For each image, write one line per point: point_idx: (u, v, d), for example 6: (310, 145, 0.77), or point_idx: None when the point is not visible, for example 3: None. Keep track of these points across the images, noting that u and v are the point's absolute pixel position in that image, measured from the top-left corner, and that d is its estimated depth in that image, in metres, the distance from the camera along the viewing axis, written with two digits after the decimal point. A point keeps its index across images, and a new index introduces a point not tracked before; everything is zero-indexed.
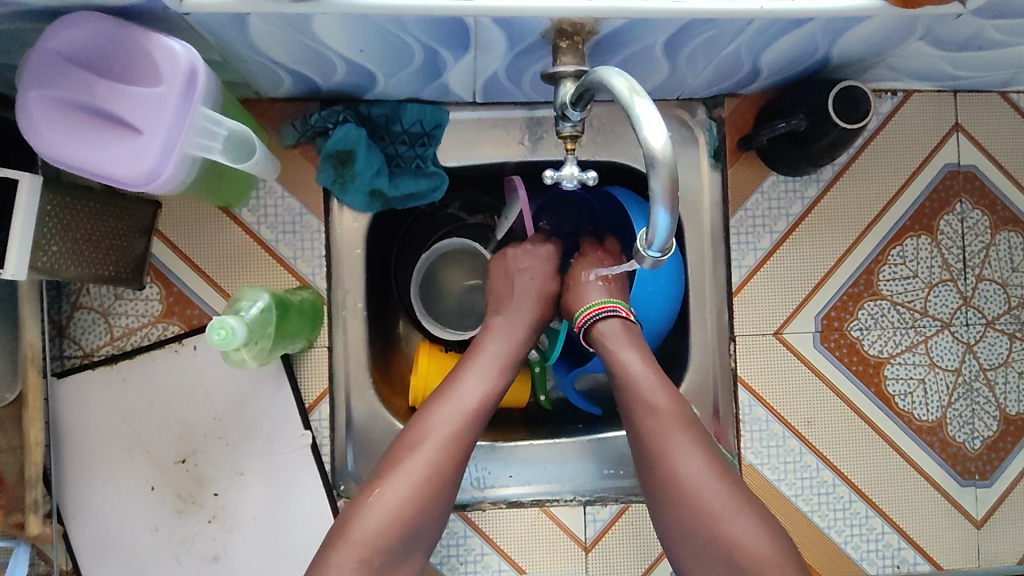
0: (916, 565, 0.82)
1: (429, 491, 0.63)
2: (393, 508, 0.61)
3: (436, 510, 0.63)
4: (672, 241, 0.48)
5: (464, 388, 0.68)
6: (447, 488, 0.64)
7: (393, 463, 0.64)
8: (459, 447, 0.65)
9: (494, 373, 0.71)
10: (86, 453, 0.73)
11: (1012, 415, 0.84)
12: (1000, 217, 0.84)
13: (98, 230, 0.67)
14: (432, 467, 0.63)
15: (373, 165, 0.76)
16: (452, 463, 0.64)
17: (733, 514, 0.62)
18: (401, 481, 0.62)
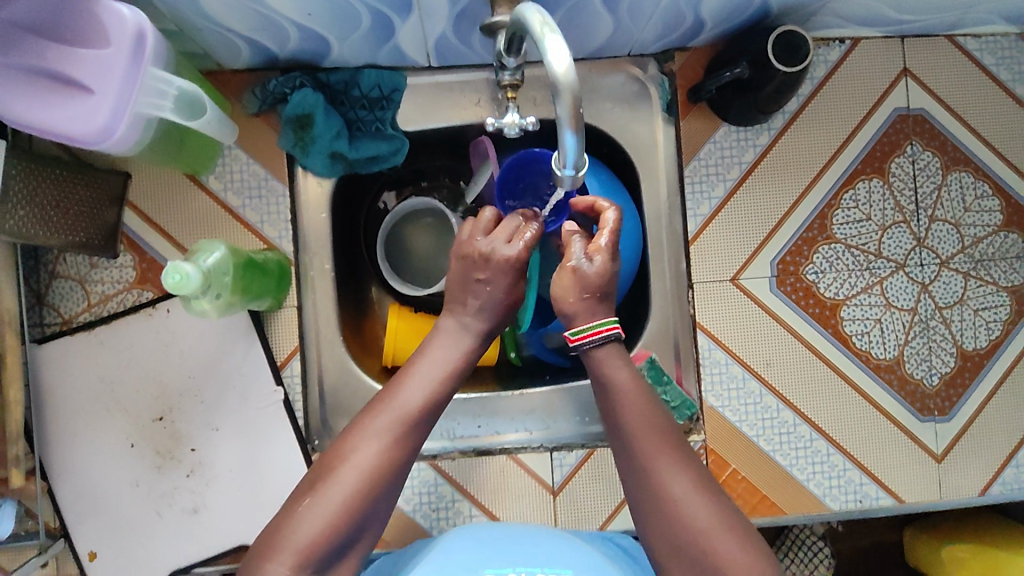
0: (878, 500, 0.85)
1: (375, 491, 0.57)
2: (337, 508, 0.55)
3: (384, 503, 0.58)
4: (585, 157, 0.51)
5: (420, 372, 0.63)
6: (395, 486, 0.58)
7: (337, 460, 0.57)
8: (410, 443, 0.59)
9: (452, 362, 0.65)
10: (70, 413, 0.77)
11: (969, 351, 0.86)
12: (950, 158, 0.86)
13: (66, 198, 0.70)
14: (382, 465, 0.57)
15: (332, 129, 0.79)
16: (404, 462, 0.58)
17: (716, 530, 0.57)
18: (346, 480, 0.56)
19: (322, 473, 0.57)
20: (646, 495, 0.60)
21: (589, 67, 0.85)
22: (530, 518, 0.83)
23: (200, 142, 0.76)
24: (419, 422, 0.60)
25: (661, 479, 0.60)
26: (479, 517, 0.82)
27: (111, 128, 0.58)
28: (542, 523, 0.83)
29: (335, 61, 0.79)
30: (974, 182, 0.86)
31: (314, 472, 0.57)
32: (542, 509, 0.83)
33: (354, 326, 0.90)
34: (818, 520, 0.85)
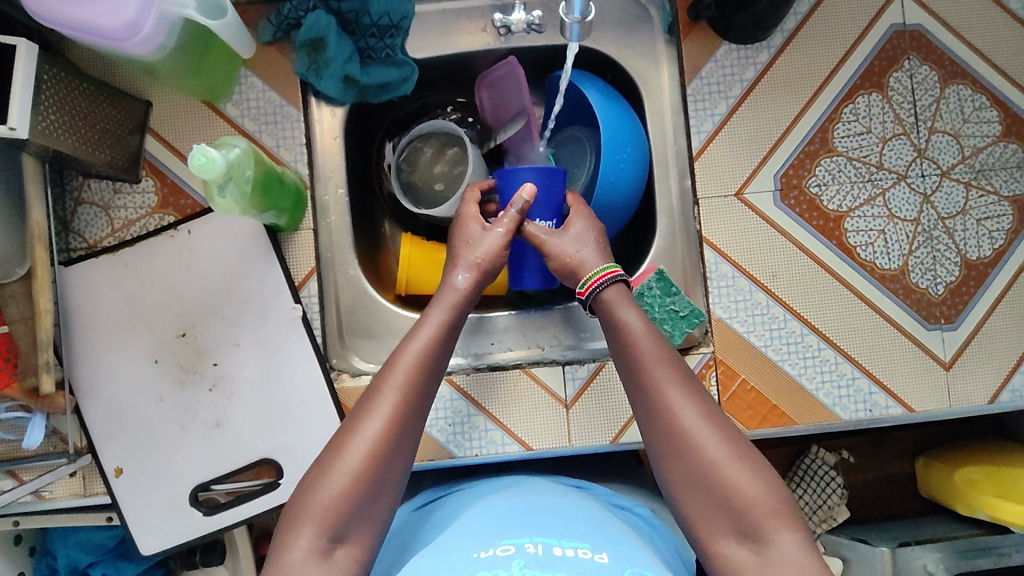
0: (888, 408, 0.86)
1: (388, 455, 0.61)
2: (354, 473, 0.59)
3: (404, 455, 0.62)
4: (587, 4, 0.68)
5: (425, 331, 0.67)
6: (406, 445, 0.62)
7: (349, 431, 0.62)
8: (412, 406, 0.63)
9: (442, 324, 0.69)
10: (94, 331, 0.79)
11: (973, 260, 0.87)
12: (948, 71, 0.87)
13: (90, 113, 0.73)
14: (389, 429, 0.61)
15: (345, 52, 0.81)
16: (408, 422, 0.63)
17: (731, 460, 0.61)
18: (358, 448, 0.60)
19: (335, 446, 0.61)
20: (665, 434, 0.63)
21: None
22: (543, 432, 0.85)
23: (221, 55, 0.78)
24: (418, 383, 0.64)
25: (673, 413, 0.63)
26: (494, 431, 0.84)
27: (139, 25, 0.61)
28: (555, 436, 0.85)
29: None
30: (972, 95, 0.87)
31: (329, 445, 0.62)
32: (555, 423, 0.85)
33: (370, 255, 0.93)
34: (828, 430, 0.87)
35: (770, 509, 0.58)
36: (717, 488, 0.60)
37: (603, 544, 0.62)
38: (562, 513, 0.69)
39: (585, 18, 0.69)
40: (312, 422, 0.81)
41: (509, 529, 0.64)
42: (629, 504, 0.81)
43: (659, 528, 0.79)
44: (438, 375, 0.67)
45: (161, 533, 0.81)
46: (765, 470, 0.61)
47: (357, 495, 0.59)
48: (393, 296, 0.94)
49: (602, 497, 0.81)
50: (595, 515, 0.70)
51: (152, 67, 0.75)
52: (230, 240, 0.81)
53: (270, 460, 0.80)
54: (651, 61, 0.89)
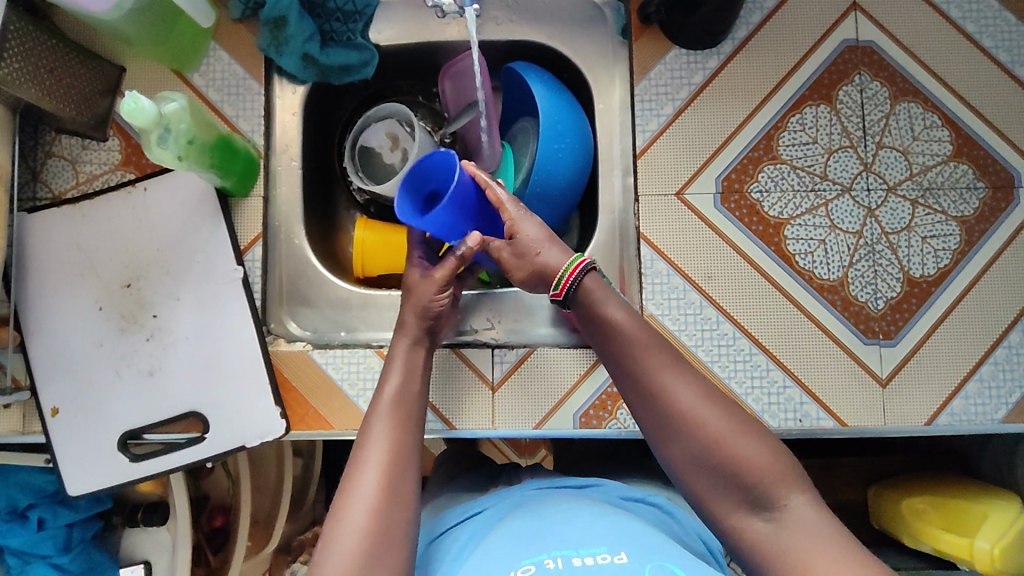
0: (819, 420, 0.85)
1: (392, 501, 0.61)
2: (365, 518, 0.59)
3: (410, 490, 0.62)
4: None
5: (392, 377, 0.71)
6: (408, 480, 0.63)
7: (349, 484, 0.62)
8: (400, 445, 0.65)
9: (411, 376, 0.72)
10: (46, 276, 0.84)
11: (916, 278, 0.86)
12: (899, 88, 0.87)
13: (57, 67, 0.78)
14: (384, 470, 0.62)
15: (305, 31, 0.85)
16: (399, 457, 0.63)
17: (733, 435, 0.61)
18: (363, 495, 0.60)
19: (338, 508, 0.60)
20: (665, 423, 0.63)
21: None
22: (469, 412, 0.86)
23: (188, 27, 0.83)
24: (396, 425, 0.66)
25: (671, 397, 0.63)
26: (419, 406, 0.85)
27: None
28: (480, 417, 0.85)
29: None
30: (923, 113, 0.87)
31: (334, 506, 0.61)
32: (480, 405, 0.86)
33: (323, 231, 0.96)
34: None
35: (782, 478, 0.59)
36: (733, 470, 0.60)
37: (620, 543, 0.61)
38: (574, 513, 0.68)
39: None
40: (243, 380, 0.84)
41: (524, 538, 0.63)
42: (642, 495, 0.78)
43: (680, 515, 0.77)
44: (415, 414, 0.69)
45: (88, 475, 0.84)
46: (771, 445, 0.61)
47: (375, 546, 0.58)
48: (354, 279, 0.97)
49: (614, 493, 0.78)
50: (601, 510, 0.68)
51: (126, 34, 0.80)
52: (183, 200, 0.85)
53: (197, 413, 0.84)
54: (604, 60, 0.91)
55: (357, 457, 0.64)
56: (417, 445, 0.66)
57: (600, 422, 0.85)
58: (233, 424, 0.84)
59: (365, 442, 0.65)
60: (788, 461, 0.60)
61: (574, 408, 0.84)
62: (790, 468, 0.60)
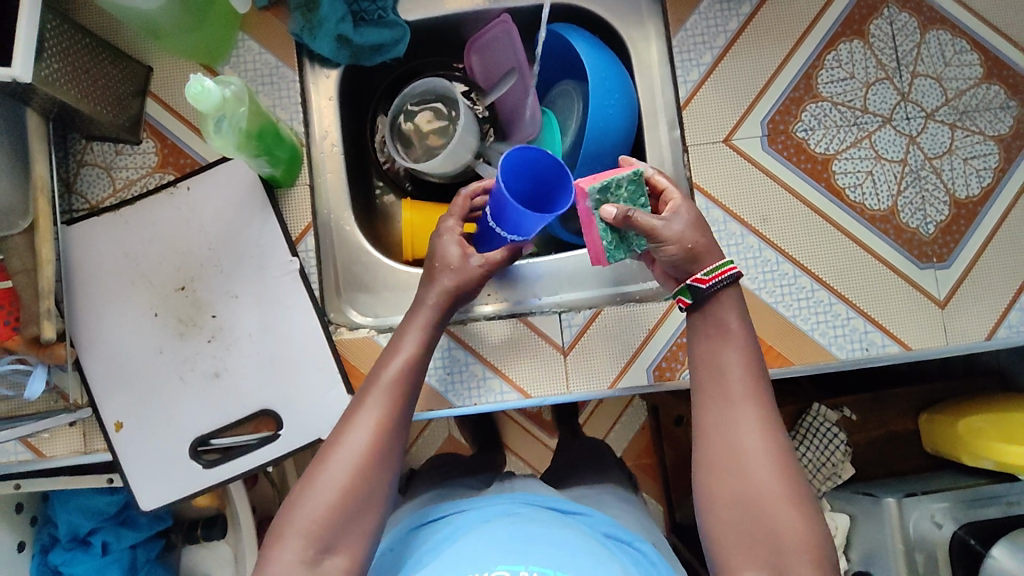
0: (884, 348, 0.86)
1: (363, 484, 0.62)
2: (340, 488, 0.61)
3: (382, 476, 0.64)
4: None
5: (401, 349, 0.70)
6: (391, 463, 0.64)
7: (333, 448, 0.64)
8: (391, 420, 0.66)
9: (421, 350, 0.71)
10: (96, 287, 0.81)
11: (962, 199, 0.88)
12: (927, 17, 0.89)
13: (91, 68, 0.76)
14: (373, 447, 0.64)
15: (338, 12, 0.82)
16: (389, 438, 0.65)
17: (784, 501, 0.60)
18: (344, 464, 0.62)
19: (314, 469, 0.63)
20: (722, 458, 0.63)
21: None
22: (542, 379, 0.85)
23: (219, 17, 0.80)
24: (394, 401, 0.67)
25: (736, 439, 0.63)
26: (492, 379, 0.85)
27: None
28: (554, 383, 0.85)
29: None
30: (953, 39, 0.89)
31: (310, 469, 0.64)
32: (553, 371, 0.85)
33: (367, 216, 0.95)
34: (827, 371, 0.87)
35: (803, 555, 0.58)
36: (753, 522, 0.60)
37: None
38: (564, 535, 0.67)
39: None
40: (311, 373, 0.82)
41: (512, 551, 0.63)
42: (628, 537, 0.73)
43: (659, 566, 0.70)
44: (414, 396, 0.69)
45: (162, 487, 0.81)
46: (795, 497, 0.60)
47: (333, 523, 0.60)
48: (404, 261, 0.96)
49: (600, 529, 0.73)
50: (590, 543, 0.66)
51: (154, 29, 0.77)
52: (229, 196, 0.82)
53: (269, 411, 0.82)
54: (636, 17, 0.91)
55: (351, 421, 0.65)
56: (408, 428, 0.67)
57: (673, 374, 0.85)
58: (305, 418, 0.82)
59: (361, 406, 0.66)
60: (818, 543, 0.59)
61: (648, 364, 0.84)
62: (822, 545, 0.59)
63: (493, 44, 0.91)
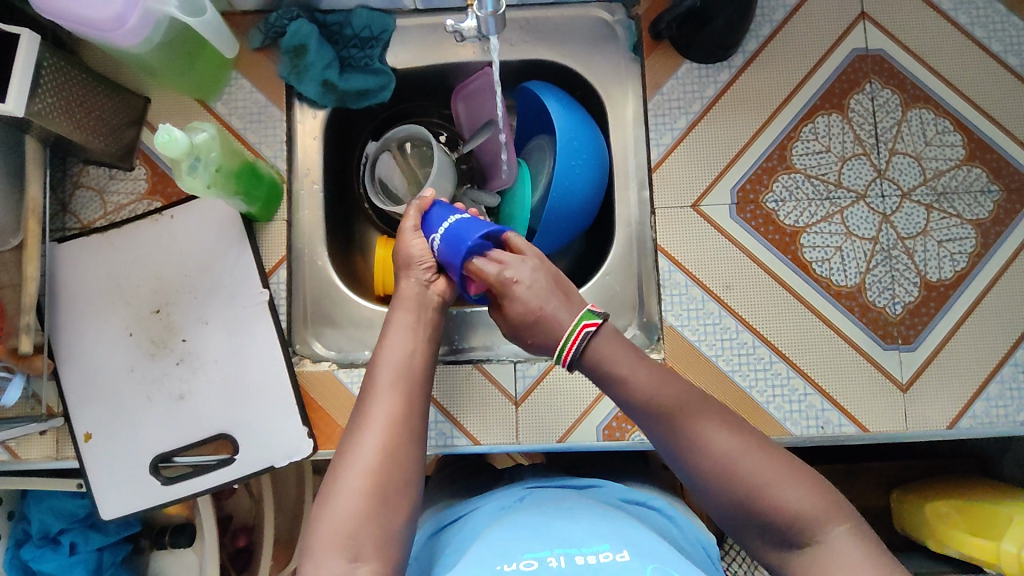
0: (841, 427, 0.85)
1: (390, 470, 0.64)
2: (362, 491, 0.62)
3: (410, 456, 0.66)
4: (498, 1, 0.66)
5: (392, 341, 0.72)
6: (410, 461, 0.65)
7: (350, 451, 0.65)
8: (402, 415, 0.68)
9: (415, 337, 0.74)
10: (78, 304, 0.86)
11: (934, 282, 0.86)
12: (910, 95, 0.88)
13: (87, 101, 0.81)
14: (385, 447, 0.65)
15: (325, 58, 0.88)
16: (401, 435, 0.66)
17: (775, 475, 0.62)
18: (362, 465, 0.63)
19: (337, 471, 0.64)
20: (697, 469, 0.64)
21: (561, 12, 0.93)
22: (492, 427, 0.87)
23: (211, 59, 0.85)
24: (402, 399, 0.68)
25: (707, 442, 0.64)
26: (443, 423, 0.86)
27: (125, 18, 0.69)
28: (504, 432, 0.86)
29: (332, 3, 0.89)
30: (935, 119, 0.88)
31: (330, 474, 0.65)
32: (504, 419, 0.87)
33: (342, 252, 0.98)
34: (780, 445, 0.86)
35: (823, 513, 0.60)
36: (763, 509, 0.61)
37: (623, 543, 0.64)
38: (578, 515, 0.71)
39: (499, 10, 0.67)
40: (270, 401, 0.85)
41: (528, 542, 0.65)
42: (642, 497, 0.81)
43: (678, 520, 0.79)
44: (421, 393, 0.70)
45: (121, 500, 0.85)
46: (782, 461, 0.62)
47: (374, 508, 0.62)
48: (375, 297, 0.98)
49: (615, 495, 0.80)
50: (610, 515, 0.72)
51: (151, 67, 0.83)
52: (207, 227, 0.87)
53: (226, 435, 0.85)
54: (616, 78, 0.93)
55: (362, 424, 0.67)
56: (421, 425, 0.68)
57: (622, 435, 0.85)
58: (260, 444, 0.85)
59: (369, 408, 0.68)
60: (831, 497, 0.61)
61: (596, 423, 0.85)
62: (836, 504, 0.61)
63: (472, 91, 0.95)
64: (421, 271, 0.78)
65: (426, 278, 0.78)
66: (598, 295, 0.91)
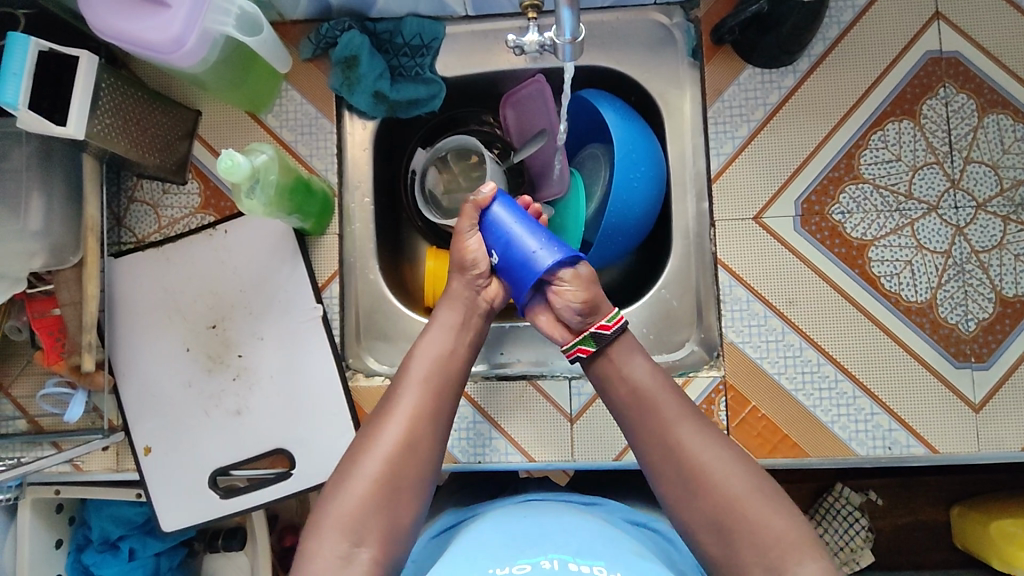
0: (909, 448, 0.82)
1: (406, 464, 0.63)
2: (374, 478, 0.61)
3: (427, 456, 0.64)
4: (580, 27, 0.64)
5: (432, 334, 0.72)
6: (426, 457, 0.64)
7: (371, 435, 0.65)
8: (429, 410, 0.66)
9: (455, 338, 0.72)
10: (135, 319, 0.86)
11: (1009, 298, 0.82)
12: (987, 100, 0.84)
13: (142, 119, 0.81)
14: (405, 439, 0.64)
15: (376, 70, 0.86)
16: (423, 432, 0.65)
17: (751, 495, 0.61)
18: (379, 451, 0.63)
19: (351, 459, 0.63)
20: (679, 478, 0.63)
21: (617, 16, 0.90)
22: (547, 444, 0.86)
23: (263, 72, 0.84)
24: (430, 397, 0.67)
25: (686, 452, 0.63)
26: (498, 439, 0.86)
27: (183, 39, 0.69)
28: (559, 450, 0.85)
29: (382, 11, 0.87)
30: (1014, 125, 0.84)
31: (343, 465, 0.64)
32: (559, 437, 0.85)
33: (393, 263, 0.97)
34: (843, 466, 0.84)
35: (791, 544, 0.58)
36: (735, 528, 0.60)
37: (618, 563, 0.62)
38: (575, 527, 0.69)
39: (577, 38, 0.65)
40: (325, 417, 0.85)
41: (521, 547, 0.64)
42: (644, 519, 0.79)
43: (679, 544, 0.77)
44: (451, 395, 0.69)
45: (181, 512, 0.86)
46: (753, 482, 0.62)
47: (382, 499, 0.61)
48: (423, 309, 0.97)
49: (617, 514, 0.78)
50: (607, 531, 0.69)
51: (203, 82, 0.82)
52: (262, 242, 0.86)
53: (283, 450, 0.85)
54: (674, 83, 0.90)
55: (385, 416, 0.66)
56: (446, 425, 0.67)
57: None
58: (316, 459, 0.85)
59: (397, 399, 0.67)
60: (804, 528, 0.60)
61: None
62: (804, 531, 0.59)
63: (518, 100, 0.93)
64: (476, 278, 0.77)
65: (478, 283, 0.77)
66: (655, 309, 0.90)
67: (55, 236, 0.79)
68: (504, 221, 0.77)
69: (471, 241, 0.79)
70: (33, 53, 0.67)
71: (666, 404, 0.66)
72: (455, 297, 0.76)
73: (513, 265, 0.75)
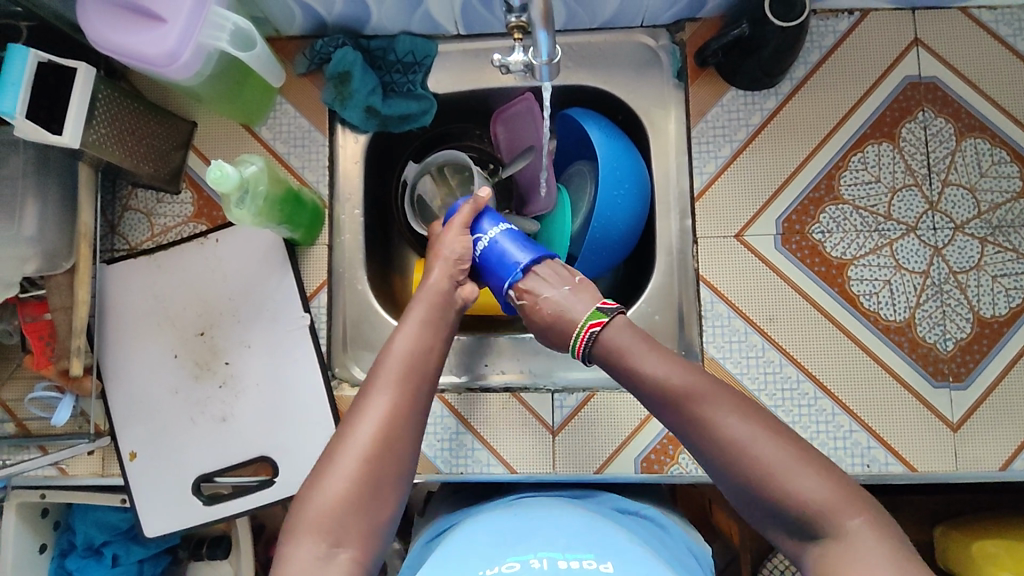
0: (887, 465, 0.83)
1: (381, 462, 0.62)
2: (348, 477, 0.60)
3: (401, 453, 0.63)
4: (554, 49, 0.66)
5: (405, 329, 0.71)
6: (403, 453, 0.63)
7: (345, 434, 0.64)
8: (402, 406, 0.65)
9: (428, 333, 0.72)
10: (125, 326, 0.87)
11: (987, 318, 0.83)
12: (965, 124, 0.86)
13: (136, 128, 0.83)
14: (379, 438, 0.63)
15: (368, 85, 0.88)
16: (397, 428, 0.64)
17: (784, 460, 0.60)
18: (354, 449, 0.62)
19: (328, 457, 0.62)
20: (713, 459, 0.62)
21: (605, 37, 0.93)
22: (529, 456, 0.86)
23: (258, 86, 0.86)
24: (403, 393, 0.66)
25: (715, 427, 0.62)
26: (480, 451, 0.86)
27: (178, 53, 0.71)
28: (541, 462, 0.86)
29: (376, 28, 0.89)
30: (991, 149, 0.85)
31: (323, 462, 0.63)
32: (541, 450, 0.86)
33: (381, 274, 0.99)
34: None
35: (831, 505, 0.58)
36: (776, 499, 0.59)
37: (608, 553, 0.63)
38: (562, 521, 0.70)
39: (553, 60, 0.68)
40: (310, 426, 0.86)
41: (510, 546, 0.64)
42: (636, 507, 0.80)
43: (669, 529, 0.79)
44: (425, 392, 0.68)
45: (165, 516, 0.87)
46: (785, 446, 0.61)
47: (360, 501, 0.60)
48: None
49: (607, 505, 0.80)
50: (592, 522, 0.70)
51: (198, 95, 0.84)
52: (252, 252, 0.88)
53: (267, 458, 0.86)
54: (658, 103, 0.93)
55: (358, 414, 0.64)
56: (420, 422, 0.66)
57: (661, 468, 0.85)
58: (299, 467, 0.86)
59: (369, 399, 0.65)
60: (844, 487, 0.59)
61: (634, 456, 0.85)
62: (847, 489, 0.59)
63: (504, 118, 0.97)
64: (455, 272, 0.78)
65: (457, 278, 0.78)
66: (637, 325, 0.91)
67: (48, 242, 0.80)
68: (507, 239, 0.79)
69: (452, 239, 0.80)
70: (32, 64, 0.69)
71: (694, 388, 0.64)
72: (429, 292, 0.75)
73: (497, 262, 0.78)
